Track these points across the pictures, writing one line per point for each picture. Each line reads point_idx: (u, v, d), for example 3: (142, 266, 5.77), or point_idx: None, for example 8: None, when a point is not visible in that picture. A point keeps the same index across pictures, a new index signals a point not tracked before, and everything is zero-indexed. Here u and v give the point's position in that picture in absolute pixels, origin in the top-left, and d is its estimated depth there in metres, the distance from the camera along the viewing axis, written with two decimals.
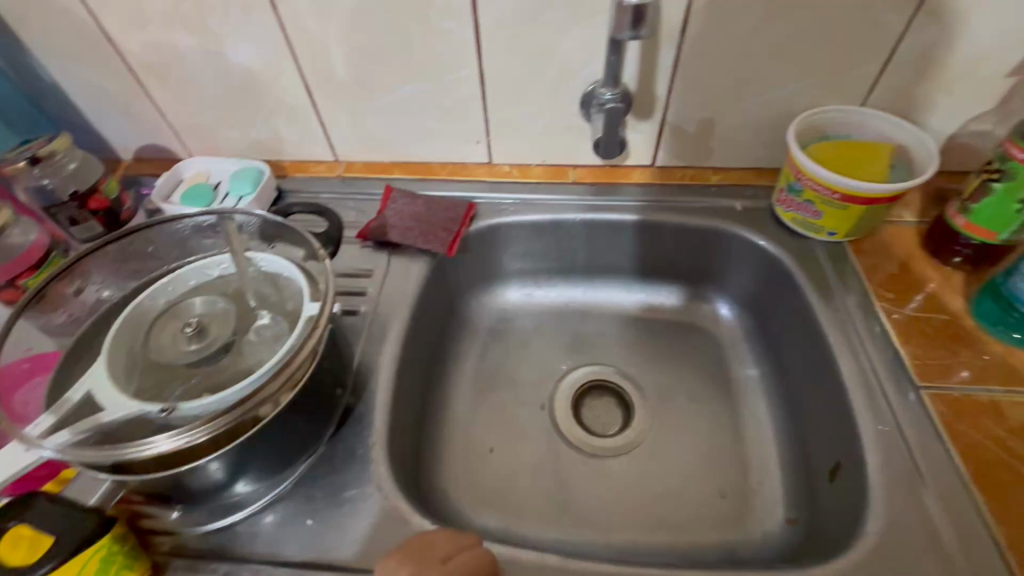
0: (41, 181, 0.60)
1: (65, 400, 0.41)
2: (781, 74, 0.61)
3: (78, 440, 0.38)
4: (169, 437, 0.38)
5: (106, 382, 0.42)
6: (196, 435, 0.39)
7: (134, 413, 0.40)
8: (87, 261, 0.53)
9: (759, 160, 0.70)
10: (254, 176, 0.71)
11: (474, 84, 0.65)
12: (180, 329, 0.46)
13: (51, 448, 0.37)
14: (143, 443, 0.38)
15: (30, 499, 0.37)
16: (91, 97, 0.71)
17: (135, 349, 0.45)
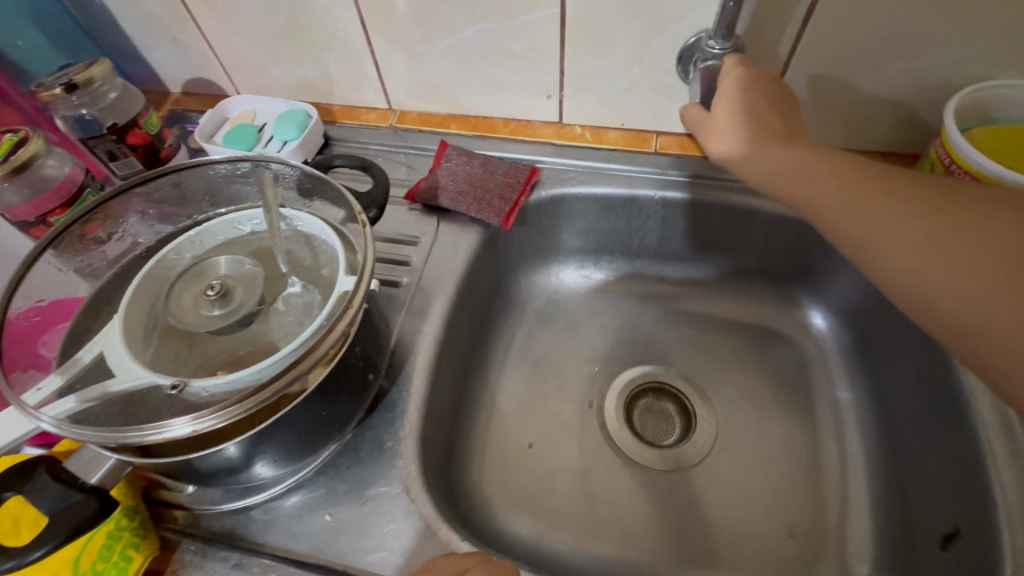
0: (79, 109, 0.56)
1: (74, 361, 0.38)
2: (949, 34, 0.47)
3: (82, 411, 0.34)
4: (174, 422, 0.33)
5: (120, 346, 0.38)
6: (204, 423, 0.34)
7: (143, 384, 0.36)
8: (117, 202, 0.49)
9: (890, 144, 0.57)
10: (300, 120, 0.65)
11: (552, 28, 0.55)
12: (203, 291, 0.41)
13: (49, 418, 0.34)
14: (147, 427, 0.33)
15: (31, 470, 0.33)
16: (138, 21, 0.66)
17: (155, 309, 0.41)
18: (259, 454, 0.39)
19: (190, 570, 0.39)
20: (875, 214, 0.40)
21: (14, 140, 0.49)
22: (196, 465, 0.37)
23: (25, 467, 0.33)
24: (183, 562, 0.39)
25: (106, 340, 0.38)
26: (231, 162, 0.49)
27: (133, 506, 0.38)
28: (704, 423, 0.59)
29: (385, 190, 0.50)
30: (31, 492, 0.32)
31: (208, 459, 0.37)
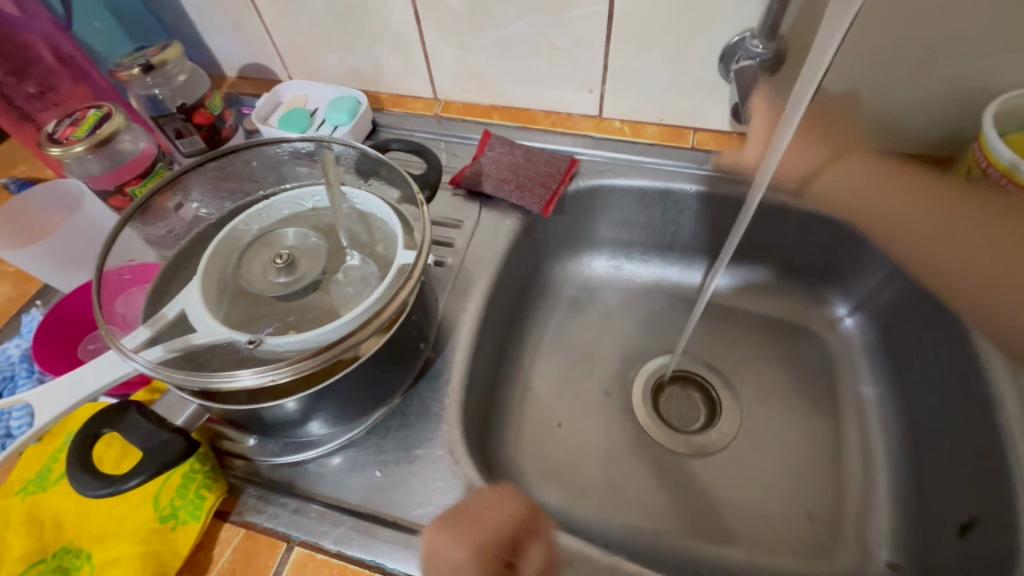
0: (152, 89, 0.61)
1: (160, 316, 0.41)
2: (993, 38, 0.48)
3: (169, 359, 0.38)
4: (252, 372, 0.37)
5: (199, 304, 0.42)
6: (278, 375, 0.37)
7: (223, 339, 0.40)
8: (189, 176, 0.52)
9: (925, 147, 0.58)
10: (351, 106, 0.68)
11: (599, 24, 0.57)
12: (271, 260, 0.44)
13: (143, 362, 0.37)
14: (227, 375, 0.37)
15: (123, 410, 0.37)
16: (202, 8, 0.70)
17: (227, 274, 0.44)
18: (319, 411, 0.43)
19: (252, 513, 0.42)
20: (902, 209, 0.53)
21: (98, 116, 0.53)
22: (265, 415, 0.41)
23: (121, 407, 0.37)
24: (247, 505, 0.42)
25: (187, 300, 0.42)
26: (296, 145, 0.53)
27: (206, 453, 0.42)
28: (728, 411, 0.61)
29: (438, 173, 0.53)
30: (127, 430, 0.36)
31: (277, 411, 0.41)
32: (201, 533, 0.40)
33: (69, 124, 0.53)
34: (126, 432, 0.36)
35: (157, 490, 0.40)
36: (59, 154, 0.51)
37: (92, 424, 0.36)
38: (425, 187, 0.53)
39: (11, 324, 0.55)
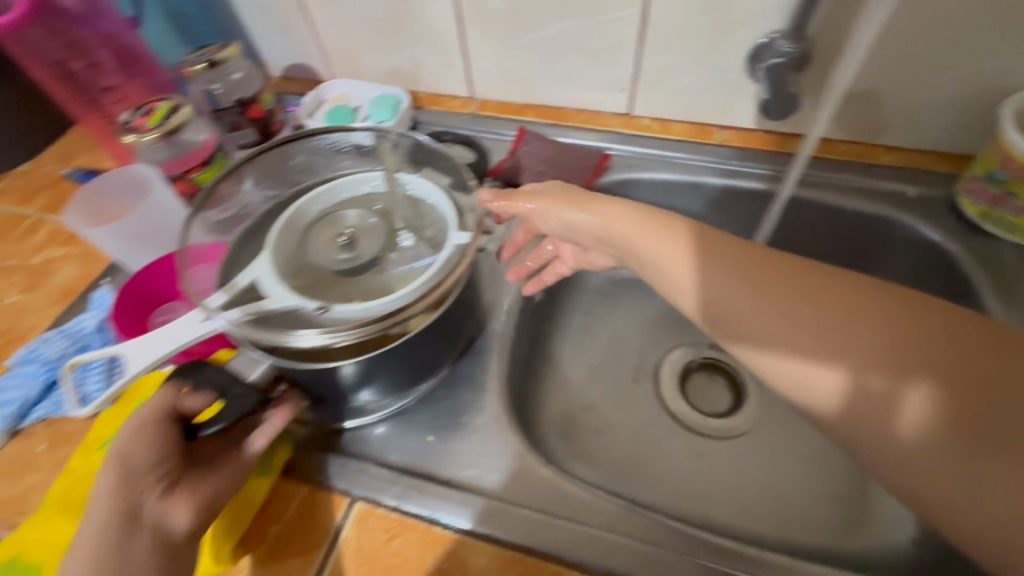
0: (211, 84, 0.65)
1: (235, 283, 0.45)
2: (1011, 38, 0.51)
3: (246, 320, 0.42)
4: (320, 334, 0.40)
5: (270, 273, 0.45)
6: (344, 336, 0.40)
7: (292, 305, 0.43)
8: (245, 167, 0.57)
9: (945, 144, 0.61)
10: (392, 104, 0.72)
11: (633, 26, 0.61)
12: (335, 237, 0.48)
13: (226, 322, 0.42)
14: (298, 334, 0.40)
15: (200, 365, 0.40)
16: (253, 11, 0.74)
17: (295, 248, 0.48)
18: (375, 378, 0.46)
19: (315, 472, 0.45)
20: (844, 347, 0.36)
21: (168, 107, 0.57)
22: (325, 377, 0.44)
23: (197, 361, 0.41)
24: (310, 465, 0.45)
25: (259, 268, 0.46)
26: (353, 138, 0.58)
27: None
28: (753, 395, 0.64)
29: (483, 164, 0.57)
30: (205, 381, 0.39)
31: (333, 376, 0.44)
32: (270, 488, 0.43)
33: (142, 114, 0.57)
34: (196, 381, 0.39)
35: None
36: (132, 141, 0.55)
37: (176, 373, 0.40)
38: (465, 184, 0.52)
39: (80, 300, 0.59)
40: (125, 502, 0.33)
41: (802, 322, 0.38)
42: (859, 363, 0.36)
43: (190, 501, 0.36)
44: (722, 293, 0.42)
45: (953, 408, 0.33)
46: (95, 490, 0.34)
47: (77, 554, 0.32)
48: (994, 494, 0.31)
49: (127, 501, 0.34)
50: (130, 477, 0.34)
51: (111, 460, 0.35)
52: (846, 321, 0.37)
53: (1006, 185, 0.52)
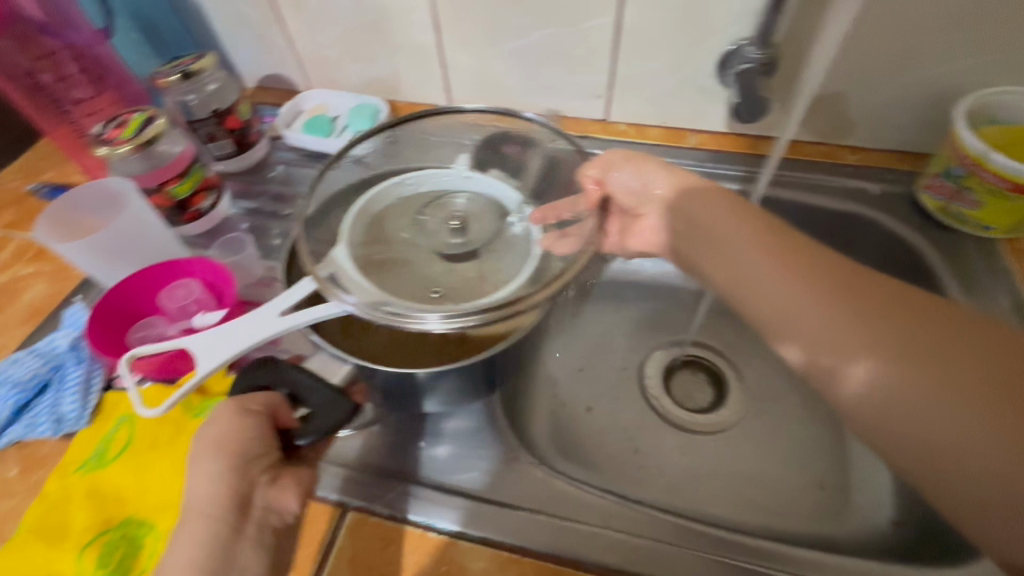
0: (186, 95, 0.64)
1: (330, 259, 0.45)
2: (961, 44, 0.54)
3: (374, 302, 0.42)
4: (440, 319, 0.40)
5: (371, 259, 0.45)
6: (466, 322, 0.40)
7: (412, 293, 0.43)
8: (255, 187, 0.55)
9: (905, 143, 0.64)
10: (372, 113, 0.72)
11: (609, 34, 0.62)
12: (446, 220, 0.48)
13: (349, 303, 0.42)
14: (417, 318, 0.40)
15: (265, 364, 0.42)
16: (228, 22, 0.73)
17: (426, 238, 0.48)
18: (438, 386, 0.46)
19: None
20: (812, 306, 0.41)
21: (143, 119, 0.55)
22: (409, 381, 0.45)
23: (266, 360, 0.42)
24: None
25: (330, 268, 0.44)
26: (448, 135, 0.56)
27: None
28: (735, 390, 0.65)
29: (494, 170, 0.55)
30: (285, 384, 0.41)
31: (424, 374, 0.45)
32: None
33: (115, 126, 0.55)
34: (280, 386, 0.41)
35: None
36: (106, 153, 0.53)
37: (245, 376, 0.41)
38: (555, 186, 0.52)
39: (51, 319, 0.57)
40: (241, 484, 0.37)
41: (831, 317, 0.40)
42: (832, 324, 0.40)
43: (298, 491, 0.39)
44: (750, 275, 0.46)
45: (911, 352, 0.37)
46: (199, 473, 0.37)
47: (190, 529, 0.35)
48: (963, 420, 0.35)
49: (241, 481, 0.37)
50: (239, 457, 0.38)
51: (215, 444, 0.37)
52: (818, 288, 0.42)
53: (960, 180, 0.55)
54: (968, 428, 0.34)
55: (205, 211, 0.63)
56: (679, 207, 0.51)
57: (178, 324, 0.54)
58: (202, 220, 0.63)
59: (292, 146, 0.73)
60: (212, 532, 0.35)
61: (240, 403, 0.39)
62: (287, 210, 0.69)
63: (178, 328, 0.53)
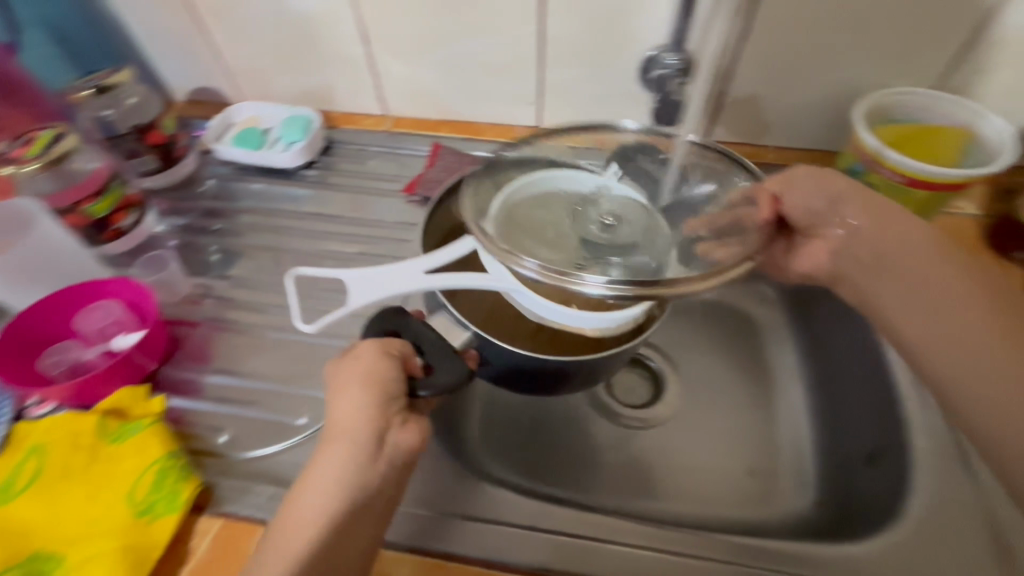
0: (103, 111, 0.62)
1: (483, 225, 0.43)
2: (856, 49, 0.58)
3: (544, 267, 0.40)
4: (601, 283, 0.39)
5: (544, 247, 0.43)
6: (618, 290, 0.38)
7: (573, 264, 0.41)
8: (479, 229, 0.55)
9: (817, 142, 0.68)
10: (304, 125, 0.71)
11: (533, 43, 0.64)
12: (598, 219, 0.46)
13: (530, 267, 0.40)
14: (578, 279, 0.39)
15: (405, 317, 0.42)
16: (150, 35, 0.71)
17: (564, 224, 0.46)
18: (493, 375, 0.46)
19: (229, 503, 0.43)
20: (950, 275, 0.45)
21: (50, 136, 0.53)
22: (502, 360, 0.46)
23: (410, 313, 0.43)
24: (223, 498, 0.44)
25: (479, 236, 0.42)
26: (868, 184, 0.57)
27: (177, 451, 0.44)
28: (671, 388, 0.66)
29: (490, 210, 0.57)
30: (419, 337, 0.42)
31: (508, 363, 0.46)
32: (178, 525, 0.41)
33: (21, 145, 0.53)
34: (407, 335, 0.42)
35: (131, 487, 0.42)
36: (11, 172, 0.51)
37: (382, 319, 0.42)
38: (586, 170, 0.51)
39: None
40: (378, 423, 0.37)
41: (933, 283, 0.46)
42: (917, 287, 0.46)
43: (415, 432, 0.39)
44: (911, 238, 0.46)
45: (967, 319, 0.44)
46: (348, 399, 0.37)
47: (336, 454, 0.37)
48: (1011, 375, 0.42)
49: (383, 423, 0.37)
50: (384, 396, 0.37)
51: (362, 377, 0.37)
52: (920, 262, 0.46)
53: (862, 177, 0.58)
54: (1003, 399, 0.42)
55: (127, 229, 0.61)
56: (871, 237, 0.47)
57: (96, 347, 0.53)
58: (124, 238, 0.61)
59: (222, 159, 0.72)
60: (353, 464, 0.36)
61: (381, 343, 0.39)
62: (216, 225, 0.67)
63: (96, 351, 0.52)
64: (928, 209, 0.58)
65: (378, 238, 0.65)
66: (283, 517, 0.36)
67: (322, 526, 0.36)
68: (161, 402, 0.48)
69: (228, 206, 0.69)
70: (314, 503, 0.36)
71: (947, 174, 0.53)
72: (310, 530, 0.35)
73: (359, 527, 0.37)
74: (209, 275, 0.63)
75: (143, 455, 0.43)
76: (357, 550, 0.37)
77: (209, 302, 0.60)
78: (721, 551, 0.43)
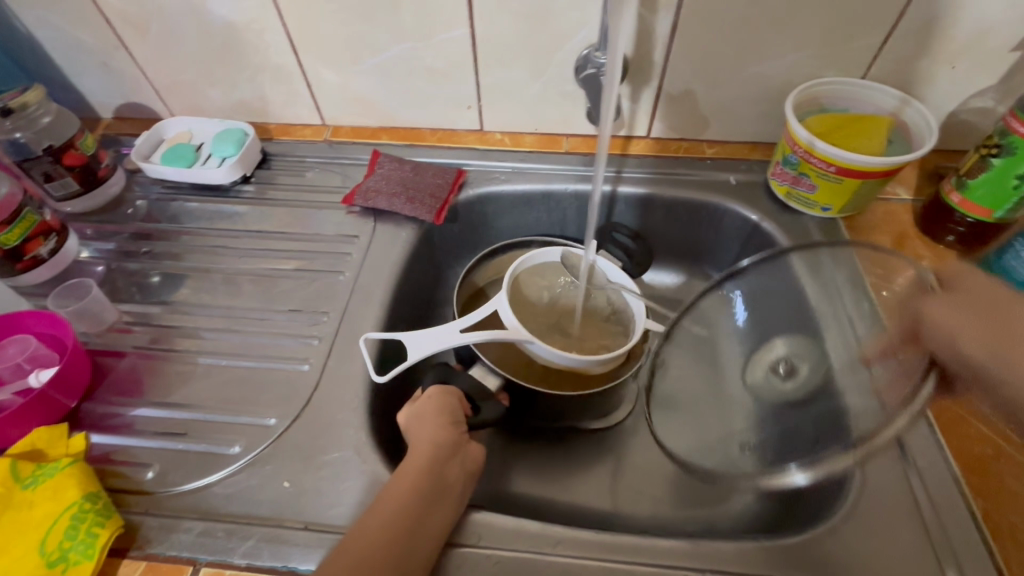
0: (13, 133, 0.58)
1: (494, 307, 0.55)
2: (784, 42, 0.59)
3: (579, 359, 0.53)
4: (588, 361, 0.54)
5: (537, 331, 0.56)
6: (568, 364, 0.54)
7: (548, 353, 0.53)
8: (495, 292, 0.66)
9: (756, 134, 0.68)
10: (237, 138, 0.68)
11: (466, 46, 0.63)
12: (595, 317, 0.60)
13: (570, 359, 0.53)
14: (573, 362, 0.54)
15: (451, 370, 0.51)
16: (67, 50, 0.68)
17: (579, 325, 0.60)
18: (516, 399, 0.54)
19: (155, 544, 0.42)
20: None
21: None
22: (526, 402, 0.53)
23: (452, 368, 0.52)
24: (148, 537, 0.42)
25: (503, 303, 0.55)
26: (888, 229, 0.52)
27: (96, 492, 0.42)
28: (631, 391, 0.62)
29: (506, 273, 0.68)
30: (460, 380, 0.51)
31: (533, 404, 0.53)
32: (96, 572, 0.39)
33: None
34: (455, 383, 0.50)
35: (43, 535, 0.39)
36: None
37: (436, 372, 0.51)
38: (629, 255, 0.65)
39: None
40: (456, 434, 0.46)
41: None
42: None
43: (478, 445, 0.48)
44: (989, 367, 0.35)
45: None
46: (425, 419, 0.46)
47: (418, 455, 0.43)
48: None
49: (454, 434, 0.46)
50: (451, 418, 0.47)
51: (432, 405, 0.47)
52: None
53: (797, 168, 0.59)
54: None
55: (44, 257, 0.58)
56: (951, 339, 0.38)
57: (8, 387, 0.48)
58: (42, 267, 0.58)
59: (153, 178, 0.69)
60: (430, 461, 0.43)
61: (441, 387, 0.49)
62: (147, 247, 0.64)
63: (8, 390, 0.48)
64: (863, 198, 0.58)
65: (317, 252, 0.63)
66: (370, 509, 0.40)
67: (402, 509, 0.40)
68: (82, 440, 0.47)
69: (159, 227, 0.66)
70: (396, 491, 0.41)
71: (874, 162, 0.53)
72: (390, 514, 0.39)
73: (435, 514, 0.41)
74: (143, 300, 0.60)
75: (56, 500, 0.41)
76: (429, 536, 0.40)
77: (140, 330, 0.57)
78: (664, 557, 0.42)
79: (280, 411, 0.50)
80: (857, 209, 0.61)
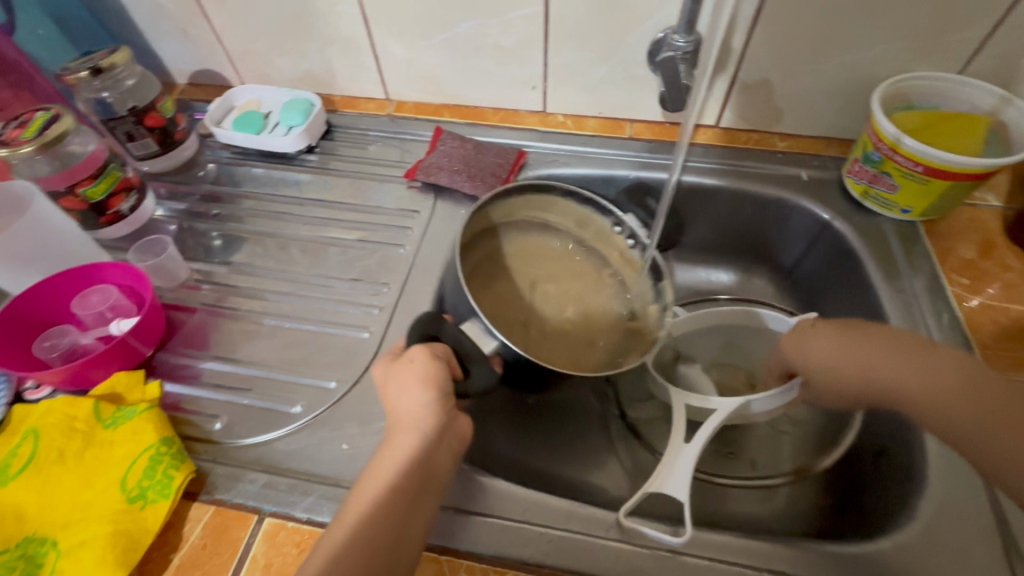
0: (100, 92, 0.61)
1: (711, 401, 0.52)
2: (876, 31, 0.55)
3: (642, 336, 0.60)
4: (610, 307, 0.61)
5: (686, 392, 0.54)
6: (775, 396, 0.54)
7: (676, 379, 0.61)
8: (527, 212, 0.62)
9: (833, 128, 0.65)
10: (304, 108, 0.69)
11: (537, 24, 0.62)
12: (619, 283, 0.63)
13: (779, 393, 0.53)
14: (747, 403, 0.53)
15: (441, 328, 0.45)
16: (149, 15, 0.70)
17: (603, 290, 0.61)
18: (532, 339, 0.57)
19: (222, 491, 0.44)
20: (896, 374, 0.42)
21: (46, 117, 0.53)
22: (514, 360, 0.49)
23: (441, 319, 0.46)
24: (216, 483, 0.44)
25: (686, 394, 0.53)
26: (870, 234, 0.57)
27: (171, 437, 0.44)
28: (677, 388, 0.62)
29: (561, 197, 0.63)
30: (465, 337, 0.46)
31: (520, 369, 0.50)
32: (170, 512, 0.41)
33: (16, 127, 0.53)
34: None
35: (123, 474, 0.41)
36: (5, 155, 0.51)
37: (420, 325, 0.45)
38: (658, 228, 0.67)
39: None
40: (442, 414, 0.41)
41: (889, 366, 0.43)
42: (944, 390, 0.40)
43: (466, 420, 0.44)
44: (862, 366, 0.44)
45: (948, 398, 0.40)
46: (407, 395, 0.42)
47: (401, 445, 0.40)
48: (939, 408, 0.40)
49: (442, 417, 0.41)
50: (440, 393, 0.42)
51: (415, 379, 0.42)
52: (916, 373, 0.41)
53: (879, 166, 0.56)
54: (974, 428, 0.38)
55: (125, 213, 0.61)
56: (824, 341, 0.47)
57: (93, 332, 0.52)
58: (123, 223, 0.61)
59: (223, 144, 0.71)
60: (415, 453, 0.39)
61: (429, 351, 0.43)
62: (216, 210, 0.66)
63: (92, 336, 0.52)
64: (947, 201, 0.55)
65: (378, 224, 0.64)
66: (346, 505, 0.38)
67: (378, 505, 0.37)
68: (157, 388, 0.49)
69: (229, 191, 0.68)
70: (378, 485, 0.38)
71: (968, 163, 0.50)
72: (367, 511, 0.37)
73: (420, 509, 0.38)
74: (210, 260, 0.62)
75: (134, 442, 0.43)
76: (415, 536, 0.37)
77: (208, 288, 0.59)
78: (715, 552, 0.41)
79: (339, 375, 0.51)
80: (939, 213, 0.57)
